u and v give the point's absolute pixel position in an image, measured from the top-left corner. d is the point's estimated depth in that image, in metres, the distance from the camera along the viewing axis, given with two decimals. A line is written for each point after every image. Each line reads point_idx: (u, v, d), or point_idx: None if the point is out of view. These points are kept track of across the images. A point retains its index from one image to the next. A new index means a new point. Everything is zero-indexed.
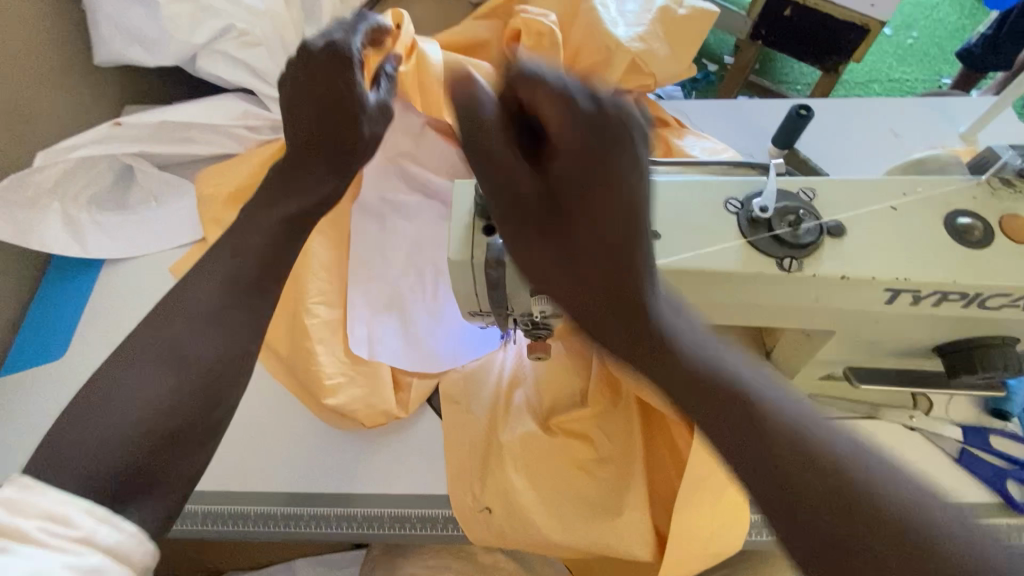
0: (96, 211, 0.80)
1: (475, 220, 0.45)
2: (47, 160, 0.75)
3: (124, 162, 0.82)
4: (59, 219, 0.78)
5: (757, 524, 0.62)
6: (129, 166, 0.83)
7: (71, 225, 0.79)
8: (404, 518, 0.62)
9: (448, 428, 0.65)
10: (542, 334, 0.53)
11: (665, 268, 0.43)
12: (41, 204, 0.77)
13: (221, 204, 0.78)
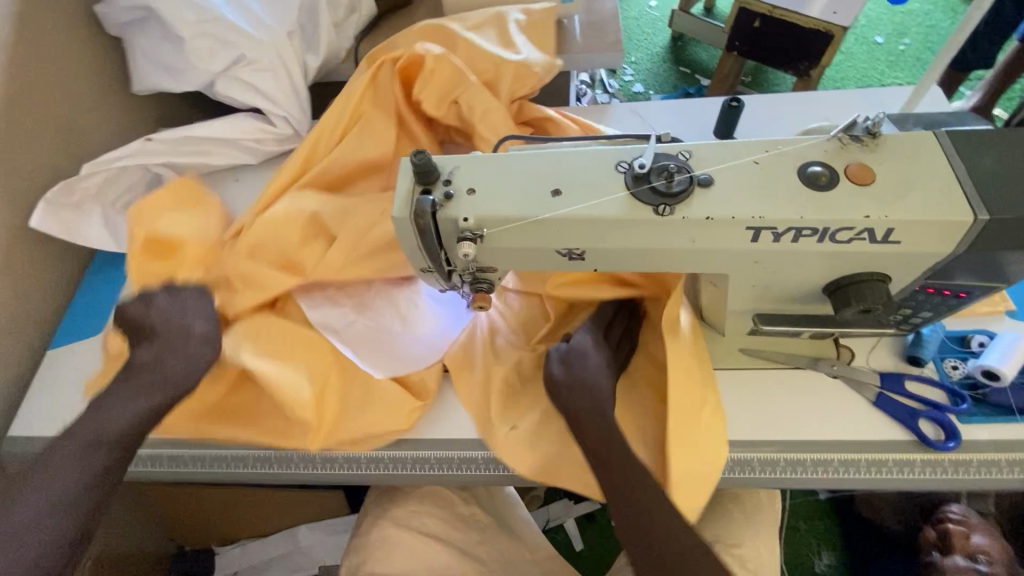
0: (130, 214, 0.95)
1: (414, 186, 0.56)
2: (93, 169, 0.91)
3: (153, 173, 0.97)
4: (100, 221, 0.93)
5: None
6: (157, 176, 0.98)
7: (109, 226, 0.93)
8: (397, 459, 0.70)
9: (458, 386, 0.73)
10: (482, 287, 0.63)
11: (566, 216, 0.53)
12: (85, 207, 0.91)
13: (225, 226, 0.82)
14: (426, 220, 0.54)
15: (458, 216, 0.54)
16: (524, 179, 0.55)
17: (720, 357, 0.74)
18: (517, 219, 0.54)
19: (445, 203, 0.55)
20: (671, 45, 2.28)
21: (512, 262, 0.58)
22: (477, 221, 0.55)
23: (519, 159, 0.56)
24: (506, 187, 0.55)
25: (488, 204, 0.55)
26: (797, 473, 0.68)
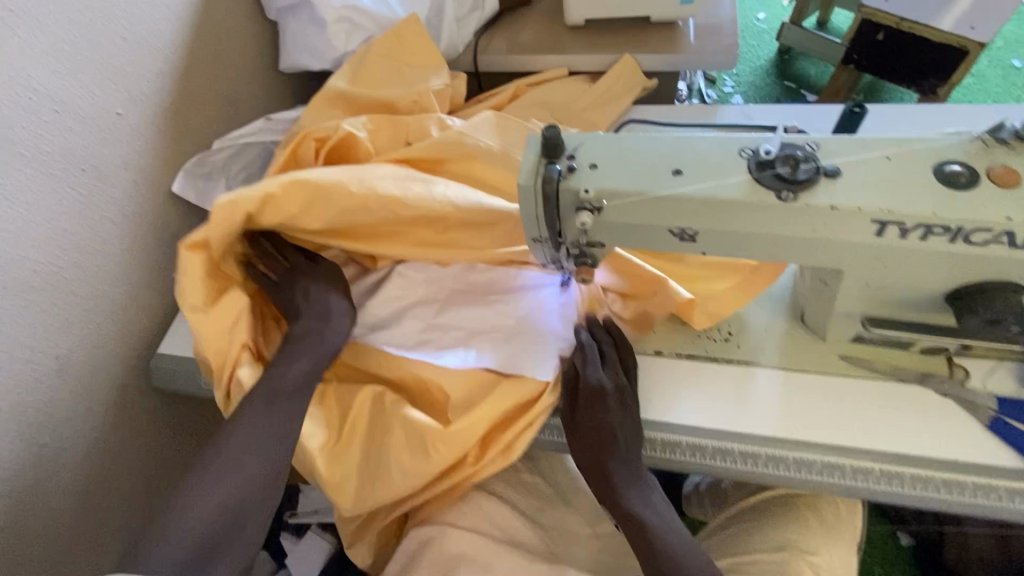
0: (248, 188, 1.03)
1: (539, 158, 0.60)
2: (224, 144, 0.99)
3: (269, 150, 1.06)
4: (225, 192, 1.00)
5: (775, 458, 0.68)
6: (271, 154, 1.06)
7: None
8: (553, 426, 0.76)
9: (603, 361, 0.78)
10: (588, 261, 0.67)
11: (685, 196, 0.56)
12: (213, 179, 0.99)
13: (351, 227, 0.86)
14: (551, 187, 0.58)
15: (581, 188, 0.58)
16: (646, 160, 0.58)
17: (820, 360, 0.73)
18: (637, 194, 0.57)
19: (568, 175, 0.59)
20: (776, 58, 2.21)
21: (623, 238, 0.61)
22: (597, 194, 0.58)
23: (641, 142, 0.59)
24: (628, 166, 0.58)
25: (609, 180, 0.58)
26: (892, 485, 0.66)
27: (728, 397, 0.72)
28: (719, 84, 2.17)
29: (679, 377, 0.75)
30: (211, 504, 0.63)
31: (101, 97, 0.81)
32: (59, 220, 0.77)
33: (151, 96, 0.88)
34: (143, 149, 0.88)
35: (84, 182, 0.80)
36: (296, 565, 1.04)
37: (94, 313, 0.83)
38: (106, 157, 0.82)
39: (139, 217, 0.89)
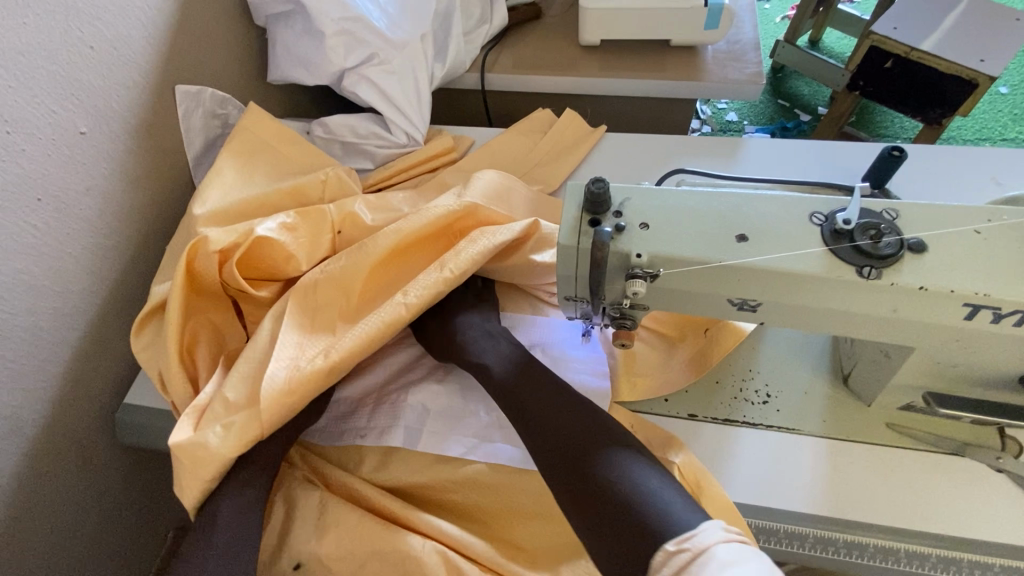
0: None
1: (582, 214, 0.53)
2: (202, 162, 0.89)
3: None
4: None
5: (824, 540, 0.63)
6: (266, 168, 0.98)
7: None
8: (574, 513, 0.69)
9: None
10: (626, 323, 0.59)
11: (752, 265, 0.49)
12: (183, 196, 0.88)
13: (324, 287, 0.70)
14: (601, 252, 0.50)
15: (632, 251, 0.51)
16: (706, 221, 0.52)
17: (865, 428, 0.69)
18: (697, 261, 0.50)
19: (616, 234, 0.51)
20: (771, 77, 2.19)
21: (673, 305, 0.54)
22: (651, 258, 0.51)
23: (698, 199, 0.53)
24: (684, 227, 0.51)
25: (664, 242, 0.51)
26: (950, 572, 0.61)
27: (768, 468, 0.67)
28: (714, 101, 2.13)
29: (724, 448, 0.69)
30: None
31: (63, 115, 0.70)
32: (9, 259, 0.66)
33: (123, 113, 0.78)
34: (110, 172, 0.77)
35: (40, 212, 0.69)
36: None
37: (46, 362, 0.71)
38: (66, 182, 0.71)
39: (103, 250, 0.77)
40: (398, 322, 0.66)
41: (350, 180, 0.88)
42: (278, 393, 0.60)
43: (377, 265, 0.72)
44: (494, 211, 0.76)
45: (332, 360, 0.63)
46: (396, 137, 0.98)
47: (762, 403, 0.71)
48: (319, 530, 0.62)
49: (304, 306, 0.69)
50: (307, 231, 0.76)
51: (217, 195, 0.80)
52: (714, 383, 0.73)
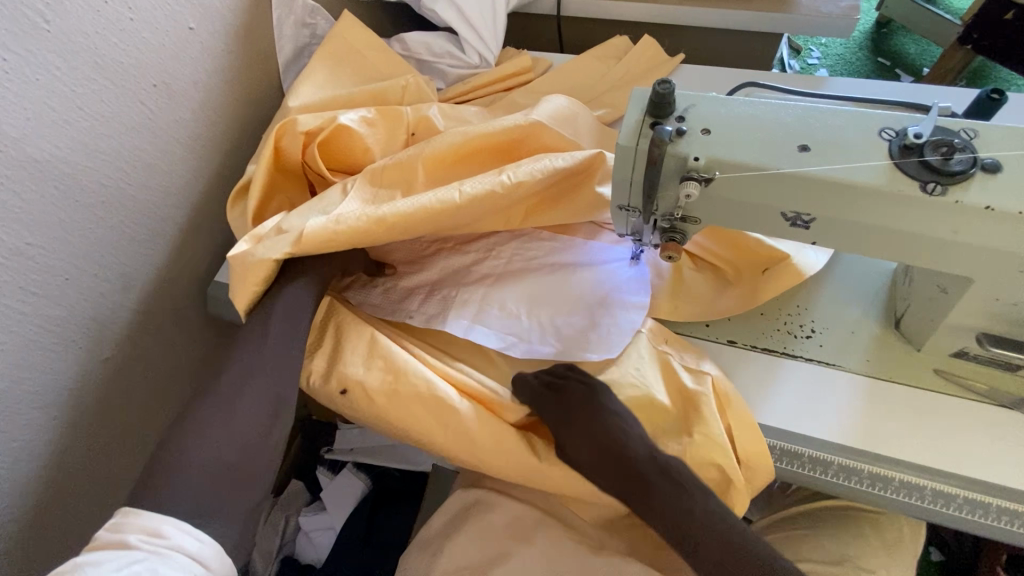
0: None
1: (644, 117, 0.54)
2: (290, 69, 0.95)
3: None
4: None
5: (847, 469, 0.64)
6: None
7: None
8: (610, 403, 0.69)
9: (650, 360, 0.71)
10: (676, 237, 0.61)
11: (813, 178, 0.49)
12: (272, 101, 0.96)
13: (388, 172, 0.75)
14: (658, 152, 0.51)
15: (689, 154, 0.52)
16: (769, 131, 0.52)
17: (910, 372, 0.68)
18: (753, 168, 0.50)
19: (676, 137, 0.52)
20: (873, 32, 2.00)
21: (725, 218, 0.56)
22: (708, 162, 0.52)
23: (764, 109, 0.53)
24: (746, 135, 0.52)
25: (723, 147, 0.52)
26: (976, 516, 0.61)
27: (799, 398, 0.68)
28: (804, 55, 1.99)
29: (759, 374, 0.70)
30: (215, 440, 0.57)
31: (176, 8, 0.77)
32: (129, 136, 0.75)
33: (225, 12, 0.84)
34: (213, 68, 0.85)
35: (155, 98, 0.77)
36: (332, 500, 1.08)
37: (154, 233, 0.82)
38: (177, 73, 0.79)
39: (203, 141, 0.86)
40: (448, 204, 0.66)
41: (427, 92, 0.91)
42: (325, 228, 0.64)
43: (440, 159, 0.75)
44: (560, 136, 0.78)
45: (381, 216, 0.65)
46: (468, 58, 1.00)
47: (805, 337, 0.72)
48: (367, 361, 0.66)
49: (368, 185, 0.75)
50: (385, 129, 0.82)
51: (308, 92, 0.87)
52: (758, 315, 0.75)
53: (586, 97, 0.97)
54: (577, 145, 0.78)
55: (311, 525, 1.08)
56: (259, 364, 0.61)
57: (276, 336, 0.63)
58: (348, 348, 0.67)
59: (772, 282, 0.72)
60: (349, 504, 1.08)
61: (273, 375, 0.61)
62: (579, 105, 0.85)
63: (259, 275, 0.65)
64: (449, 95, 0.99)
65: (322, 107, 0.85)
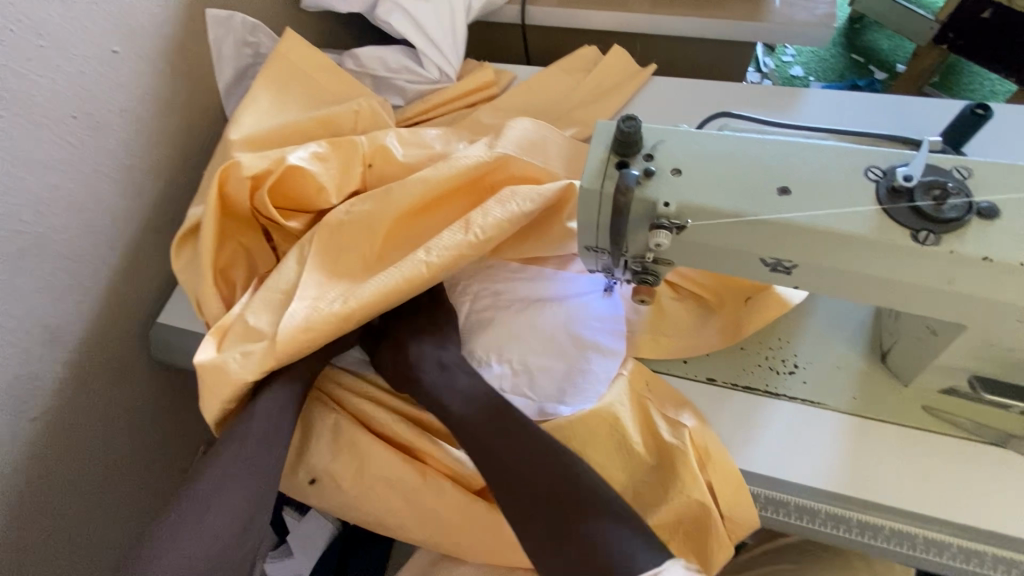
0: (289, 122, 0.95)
1: (609, 155, 0.49)
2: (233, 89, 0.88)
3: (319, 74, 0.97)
4: None
5: (835, 517, 0.61)
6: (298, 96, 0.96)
7: None
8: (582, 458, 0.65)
9: (633, 407, 0.66)
10: (649, 279, 0.56)
11: (793, 223, 0.45)
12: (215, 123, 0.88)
13: (347, 230, 0.70)
14: (625, 199, 0.46)
15: (659, 199, 0.47)
16: (746, 171, 0.47)
17: (897, 410, 0.64)
18: (727, 215, 0.46)
19: (643, 179, 0.47)
20: (846, 28, 1.97)
21: (701, 264, 0.51)
22: (679, 208, 0.47)
23: (741, 146, 0.48)
24: (723, 176, 0.47)
25: (694, 191, 0.47)
26: (968, 564, 0.58)
27: (784, 442, 0.64)
28: (778, 53, 1.96)
29: (740, 416, 0.66)
30: (185, 555, 0.54)
31: (95, 29, 0.69)
32: (47, 175, 0.67)
33: (154, 32, 0.77)
34: (144, 92, 0.77)
35: (75, 130, 0.70)
36: (299, 545, 1.01)
37: (84, 278, 0.74)
38: (100, 101, 0.72)
39: (137, 172, 0.79)
40: (418, 277, 0.63)
41: (384, 115, 0.85)
42: (296, 335, 0.61)
43: (401, 214, 0.71)
44: (527, 164, 0.73)
45: (348, 306, 0.63)
46: (427, 72, 0.94)
47: (789, 374, 0.68)
48: (334, 453, 0.65)
49: (326, 247, 0.70)
50: (338, 163, 0.75)
51: (252, 121, 0.80)
52: (738, 350, 0.70)
53: (555, 113, 0.92)
54: (547, 174, 0.73)
55: (277, 573, 1.00)
56: (234, 468, 0.59)
57: (251, 450, 0.60)
58: (313, 442, 0.66)
59: (760, 313, 0.68)
60: (319, 546, 1.01)
61: (247, 480, 0.59)
62: (548, 126, 0.79)
63: (233, 384, 0.62)
64: (407, 113, 0.93)
65: (270, 141, 0.79)
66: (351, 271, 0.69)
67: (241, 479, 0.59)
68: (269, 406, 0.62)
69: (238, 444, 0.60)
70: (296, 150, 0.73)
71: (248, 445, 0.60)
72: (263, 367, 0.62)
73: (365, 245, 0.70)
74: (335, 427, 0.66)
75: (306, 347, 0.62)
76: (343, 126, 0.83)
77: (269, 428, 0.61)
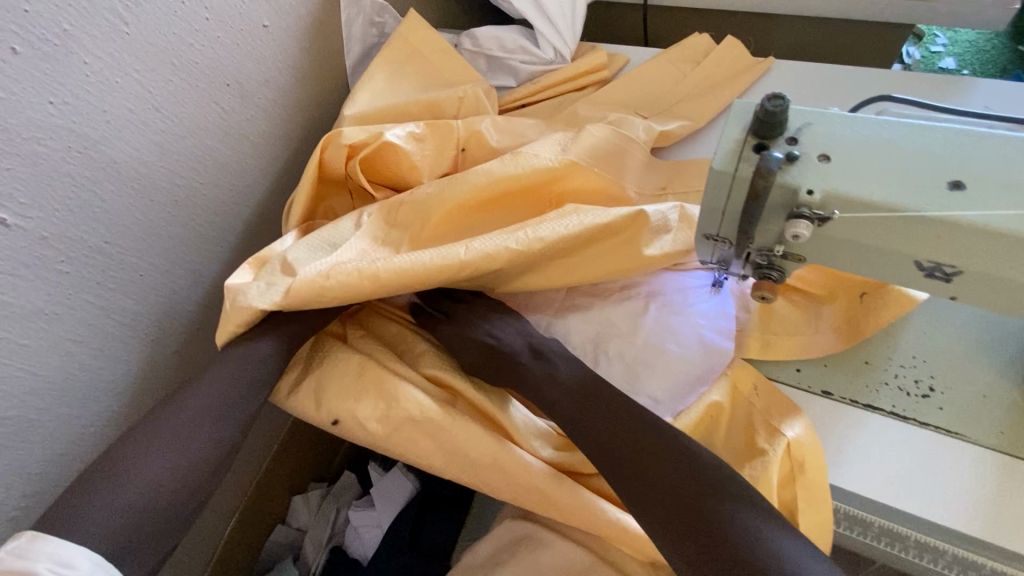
0: None
1: (746, 138, 0.46)
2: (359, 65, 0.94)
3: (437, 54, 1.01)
4: None
5: (964, 561, 0.55)
6: None
7: None
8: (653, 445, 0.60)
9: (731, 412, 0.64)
10: (773, 275, 0.52)
11: (966, 225, 0.40)
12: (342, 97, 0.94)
13: (410, 212, 0.72)
14: (764, 182, 0.43)
15: (803, 185, 0.43)
16: (904, 162, 0.42)
17: None
18: (885, 208, 0.41)
19: (786, 164, 0.44)
20: None
21: (839, 263, 0.46)
22: (825, 197, 0.43)
23: (895, 139, 0.43)
24: (874, 168, 0.42)
25: (844, 180, 0.42)
26: None
27: (911, 471, 0.58)
28: (927, 41, 1.73)
29: (857, 435, 0.60)
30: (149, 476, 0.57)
31: (250, 4, 0.76)
32: (202, 135, 0.75)
33: (297, 9, 0.83)
34: (285, 65, 0.84)
35: (228, 97, 0.77)
36: (381, 498, 1.07)
37: (223, 230, 0.83)
38: (249, 71, 0.79)
39: (273, 138, 0.86)
40: (452, 261, 0.64)
41: (487, 103, 0.87)
42: (316, 281, 0.64)
43: (461, 206, 0.72)
44: (596, 175, 0.73)
45: (376, 268, 0.64)
46: (544, 52, 0.94)
47: (922, 397, 0.61)
48: (358, 394, 0.66)
49: (382, 222, 0.72)
50: (433, 144, 0.78)
51: (366, 98, 0.84)
52: (863, 363, 0.64)
53: (670, 99, 0.88)
54: (615, 186, 0.74)
55: (360, 521, 1.07)
56: (206, 401, 0.62)
57: (218, 389, 0.63)
58: (336, 380, 0.67)
59: (877, 319, 0.63)
60: (397, 503, 1.06)
61: (219, 414, 0.62)
62: (629, 137, 0.77)
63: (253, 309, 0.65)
64: (515, 94, 0.93)
65: (378, 113, 0.82)
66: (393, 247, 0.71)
67: (210, 412, 0.62)
68: (255, 347, 0.66)
69: (219, 380, 0.64)
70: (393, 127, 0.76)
71: (234, 382, 0.64)
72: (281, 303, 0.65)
73: (422, 226, 0.71)
74: (358, 367, 0.68)
75: (323, 297, 0.64)
76: (453, 107, 0.86)
77: (253, 367, 0.65)
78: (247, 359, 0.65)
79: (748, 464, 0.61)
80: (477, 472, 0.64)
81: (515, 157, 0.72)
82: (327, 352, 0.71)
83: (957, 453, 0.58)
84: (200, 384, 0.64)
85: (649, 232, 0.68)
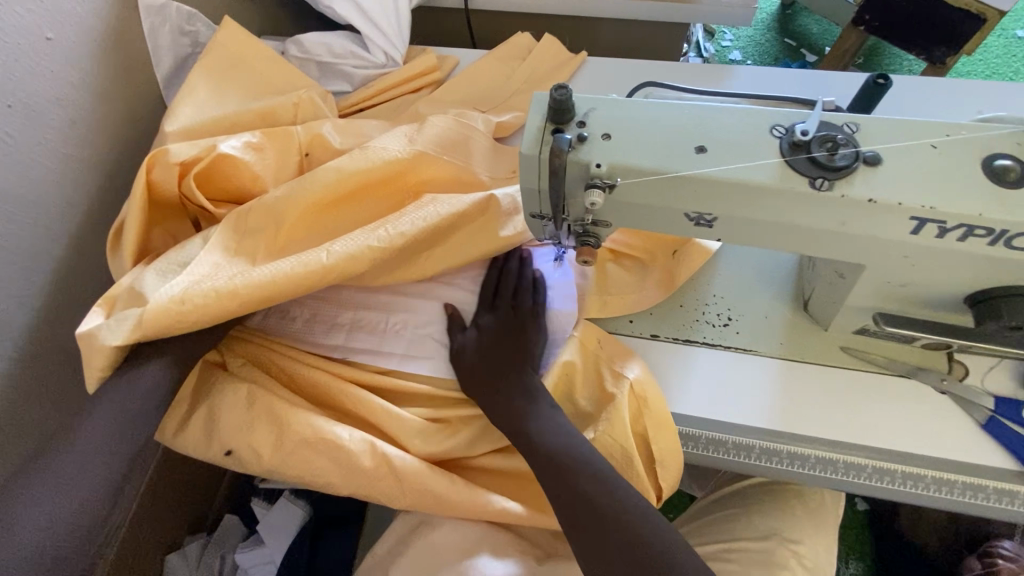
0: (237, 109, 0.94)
1: (546, 123, 0.53)
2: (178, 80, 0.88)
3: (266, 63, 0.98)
4: None
5: (769, 451, 0.67)
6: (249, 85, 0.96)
7: None
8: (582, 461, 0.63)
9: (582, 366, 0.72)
10: (590, 242, 0.60)
11: (717, 182, 0.49)
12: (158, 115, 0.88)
13: (261, 220, 0.69)
14: (559, 160, 0.50)
15: (592, 160, 0.51)
16: (668, 134, 0.51)
17: (819, 351, 0.71)
18: (653, 171, 0.50)
19: (578, 144, 0.51)
20: (778, 14, 2.07)
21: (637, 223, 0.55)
22: (610, 168, 0.51)
23: (668, 114, 0.52)
24: (648, 141, 0.51)
25: (625, 154, 0.51)
26: (884, 482, 0.64)
27: (722, 389, 0.70)
28: (718, 38, 2.04)
29: (681, 367, 0.71)
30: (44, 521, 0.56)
31: (23, 14, 0.68)
32: None
33: (87, 20, 0.75)
34: (81, 81, 0.76)
35: (9, 119, 0.68)
36: (268, 533, 1.01)
37: (25, 270, 0.72)
38: (34, 89, 0.70)
39: (77, 163, 0.77)
40: (316, 267, 0.63)
41: (324, 106, 0.87)
42: (170, 307, 0.59)
43: (317, 206, 0.71)
44: (442, 166, 0.76)
45: (236, 284, 0.61)
46: (374, 57, 0.95)
47: (723, 326, 0.74)
48: (243, 420, 0.64)
49: (232, 234, 0.68)
50: (274, 152, 0.76)
51: (188, 112, 0.79)
52: (678, 306, 0.76)
53: (503, 96, 0.95)
54: (461, 177, 0.78)
55: (249, 562, 0.99)
56: (95, 440, 0.59)
57: (109, 427, 0.59)
58: (223, 410, 0.65)
59: (688, 266, 0.74)
60: (287, 534, 1.01)
61: (109, 454, 0.59)
62: (471, 125, 0.81)
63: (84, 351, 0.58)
64: (351, 99, 0.94)
65: (207, 126, 0.78)
66: (253, 256, 0.67)
67: (100, 451, 0.58)
68: (146, 376, 0.61)
69: (107, 415, 0.59)
70: (228, 139, 0.73)
71: (126, 418, 0.60)
72: (134, 338, 0.59)
73: (280, 234, 0.69)
74: (246, 395, 0.66)
75: (185, 324, 0.60)
76: (289, 114, 0.84)
77: (145, 399, 0.61)
78: (129, 391, 0.60)
79: (606, 409, 0.68)
80: (367, 482, 0.64)
81: (363, 150, 0.73)
82: (205, 382, 0.68)
83: (757, 368, 0.71)
84: (86, 422, 0.59)
85: (503, 216, 0.72)
